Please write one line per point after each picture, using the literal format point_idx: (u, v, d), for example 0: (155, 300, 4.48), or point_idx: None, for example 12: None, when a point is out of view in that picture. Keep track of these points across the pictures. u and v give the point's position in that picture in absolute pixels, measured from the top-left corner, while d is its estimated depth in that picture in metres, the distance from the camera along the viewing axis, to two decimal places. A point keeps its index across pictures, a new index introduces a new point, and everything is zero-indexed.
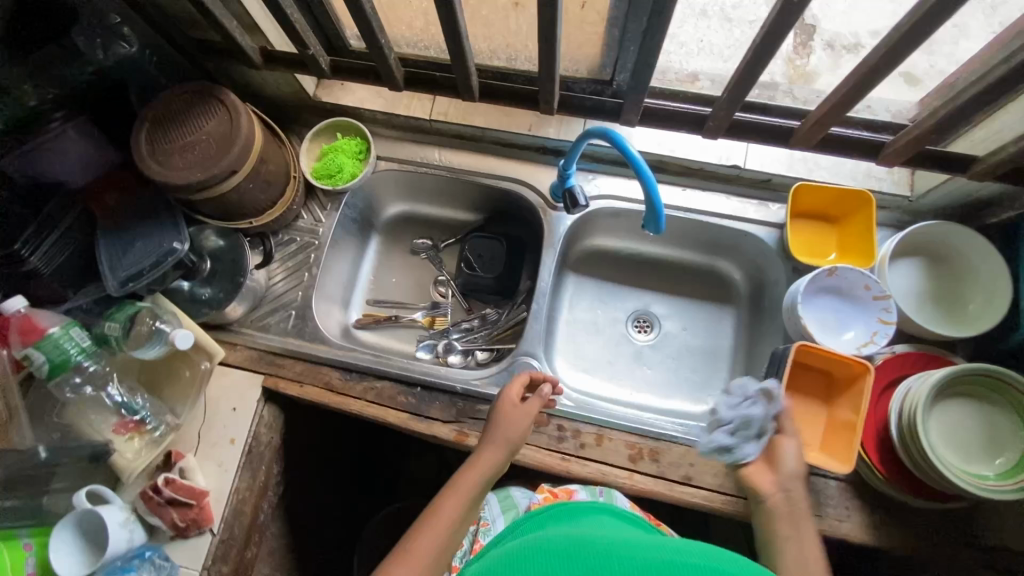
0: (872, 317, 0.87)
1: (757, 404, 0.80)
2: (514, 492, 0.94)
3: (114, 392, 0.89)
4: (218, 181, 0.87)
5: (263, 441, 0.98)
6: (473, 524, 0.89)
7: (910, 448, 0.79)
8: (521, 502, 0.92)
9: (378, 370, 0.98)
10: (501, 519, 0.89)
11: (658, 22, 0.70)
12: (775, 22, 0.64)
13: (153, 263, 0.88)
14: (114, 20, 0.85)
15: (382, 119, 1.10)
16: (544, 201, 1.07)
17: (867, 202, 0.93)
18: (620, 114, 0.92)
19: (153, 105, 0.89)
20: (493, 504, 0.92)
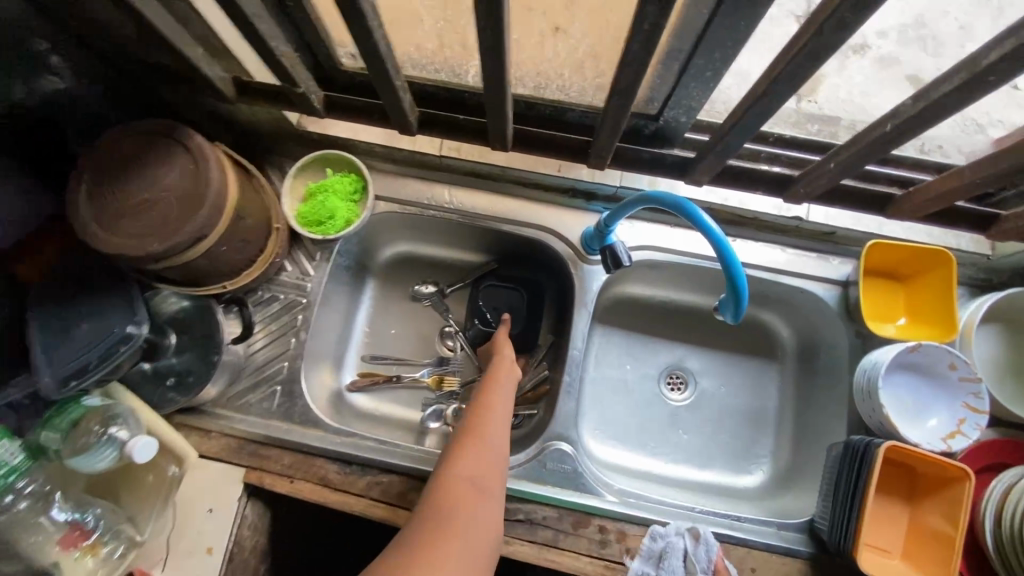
0: (956, 401, 0.77)
1: (699, 551, 0.76)
2: None
3: (58, 512, 0.71)
4: (182, 250, 0.69)
5: (247, 546, 0.83)
6: None
7: (1010, 559, 0.68)
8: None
9: (384, 462, 0.82)
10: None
11: (784, 81, 0.54)
12: (948, 94, 0.51)
13: (101, 356, 0.70)
14: (41, 47, 0.67)
15: (380, 152, 0.93)
16: (573, 252, 0.92)
17: (949, 264, 0.80)
18: (689, 172, 0.79)
19: (94, 150, 0.70)
20: None
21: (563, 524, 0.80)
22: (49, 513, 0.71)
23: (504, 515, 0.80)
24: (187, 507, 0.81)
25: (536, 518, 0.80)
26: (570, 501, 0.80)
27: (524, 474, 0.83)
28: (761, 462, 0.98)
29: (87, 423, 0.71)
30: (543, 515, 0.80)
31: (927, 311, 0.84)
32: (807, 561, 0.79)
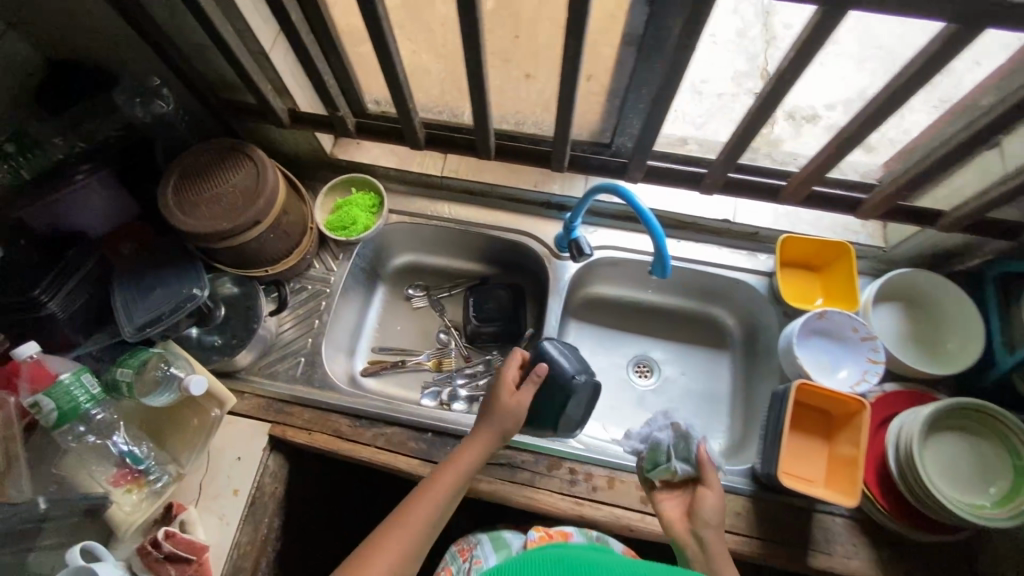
0: (861, 357, 0.94)
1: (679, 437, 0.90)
2: (506, 533, 0.93)
3: (120, 441, 0.87)
4: (241, 231, 0.90)
5: (267, 491, 0.97)
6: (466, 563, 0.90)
7: (907, 478, 0.83)
8: (513, 541, 0.91)
9: (388, 416, 0.98)
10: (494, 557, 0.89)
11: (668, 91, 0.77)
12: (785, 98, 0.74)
13: (172, 308, 0.89)
14: (154, 83, 0.92)
15: (394, 175, 1.16)
16: (548, 250, 1.13)
17: (847, 253, 1.01)
18: (625, 172, 0.96)
19: (182, 159, 0.93)
20: (485, 543, 0.91)
21: (539, 466, 0.94)
22: (109, 438, 0.87)
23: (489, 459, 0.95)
24: (221, 453, 0.96)
25: (515, 462, 0.94)
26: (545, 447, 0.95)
27: None
28: (716, 435, 1.12)
29: (150, 366, 0.88)
30: (521, 460, 0.95)
31: (838, 291, 1.03)
32: (749, 498, 0.92)
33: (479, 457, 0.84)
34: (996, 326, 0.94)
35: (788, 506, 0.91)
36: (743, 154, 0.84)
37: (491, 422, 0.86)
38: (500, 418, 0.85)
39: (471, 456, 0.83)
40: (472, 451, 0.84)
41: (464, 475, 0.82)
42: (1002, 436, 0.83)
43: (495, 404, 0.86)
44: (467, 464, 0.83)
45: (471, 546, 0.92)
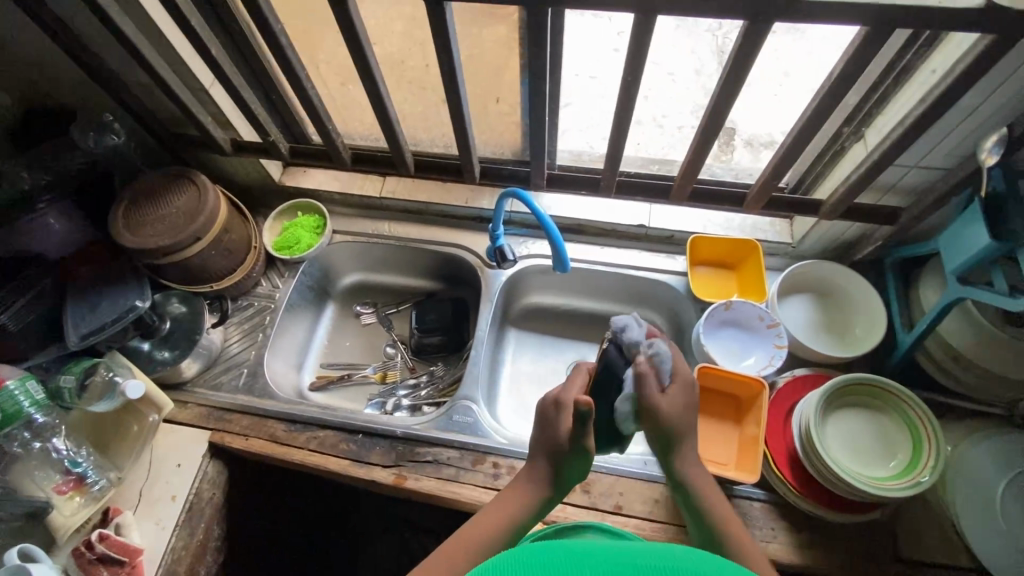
0: (769, 344, 0.98)
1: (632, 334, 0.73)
2: None
3: (61, 446, 0.92)
4: (184, 246, 0.99)
5: (205, 497, 0.99)
6: None
7: (813, 459, 0.84)
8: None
9: (322, 420, 1.03)
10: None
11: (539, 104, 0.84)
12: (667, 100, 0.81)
13: (114, 319, 0.97)
14: (106, 118, 1.02)
15: (339, 199, 1.26)
16: (480, 260, 1.20)
17: (753, 249, 1.07)
18: (531, 181, 1.03)
19: (132, 187, 1.03)
20: None
21: (464, 462, 0.98)
22: (50, 442, 0.91)
23: (416, 457, 0.99)
24: (161, 461, 1.00)
25: (441, 458, 0.98)
26: (470, 444, 0.99)
27: (436, 425, 1.02)
28: None
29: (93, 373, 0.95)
30: (447, 457, 0.98)
31: (750, 285, 1.08)
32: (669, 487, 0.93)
33: (528, 511, 0.69)
34: (895, 308, 0.98)
35: None
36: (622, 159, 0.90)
37: (550, 469, 0.70)
38: (552, 459, 0.69)
39: (519, 507, 0.69)
40: (521, 499, 0.69)
41: (503, 532, 0.66)
42: (897, 408, 0.85)
43: (554, 443, 0.69)
44: (516, 517, 0.68)
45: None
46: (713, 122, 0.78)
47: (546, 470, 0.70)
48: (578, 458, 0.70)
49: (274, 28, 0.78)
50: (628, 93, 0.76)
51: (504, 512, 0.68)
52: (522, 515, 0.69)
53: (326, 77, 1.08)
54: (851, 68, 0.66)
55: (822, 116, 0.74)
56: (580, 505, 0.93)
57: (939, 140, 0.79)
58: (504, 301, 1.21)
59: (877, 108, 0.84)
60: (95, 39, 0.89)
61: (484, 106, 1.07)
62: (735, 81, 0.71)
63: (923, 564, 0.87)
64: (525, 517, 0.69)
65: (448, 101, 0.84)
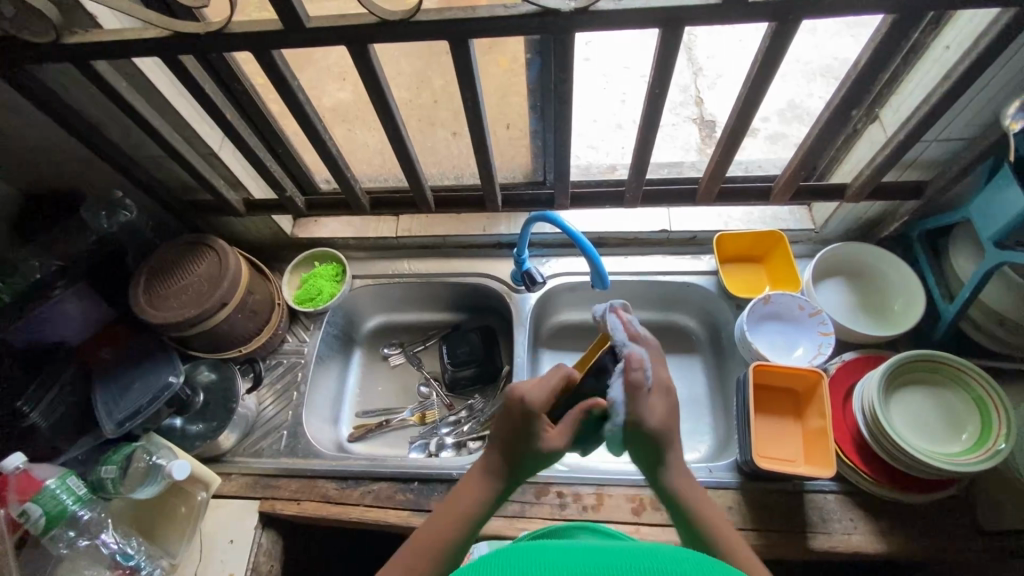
0: (814, 332, 0.98)
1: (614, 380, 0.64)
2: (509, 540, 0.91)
3: (109, 540, 0.88)
4: (210, 314, 0.96)
5: (264, 570, 0.95)
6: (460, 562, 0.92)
7: (881, 440, 0.84)
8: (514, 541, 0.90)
9: (374, 472, 0.99)
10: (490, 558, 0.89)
11: (562, 126, 0.83)
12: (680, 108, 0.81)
13: (150, 399, 0.94)
14: (117, 195, 1.01)
15: (354, 244, 1.24)
16: (506, 287, 1.19)
17: (779, 239, 1.08)
18: (552, 203, 1.04)
19: (149, 260, 1.00)
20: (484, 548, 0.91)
21: (527, 496, 0.94)
22: (97, 538, 0.87)
23: None
24: (212, 539, 0.95)
25: None
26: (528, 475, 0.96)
27: None
28: (704, 438, 1.10)
29: (135, 460, 0.91)
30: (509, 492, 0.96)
31: (782, 275, 1.08)
32: (739, 491, 0.92)
33: (484, 502, 0.65)
34: (932, 280, 0.98)
35: (777, 491, 0.91)
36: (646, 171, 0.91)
37: (501, 463, 0.66)
38: (502, 452, 0.66)
39: (474, 501, 0.64)
40: (475, 491, 0.65)
41: (473, 519, 0.63)
42: (958, 380, 0.85)
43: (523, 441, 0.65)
44: (475, 508, 0.64)
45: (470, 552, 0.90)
46: (741, 122, 0.79)
47: (497, 466, 0.66)
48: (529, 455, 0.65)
49: (291, 84, 0.77)
50: (656, 105, 0.76)
51: (462, 502, 0.64)
52: (484, 503, 0.64)
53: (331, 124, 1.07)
54: (878, 54, 0.67)
55: (850, 102, 0.75)
56: (654, 523, 0.90)
57: (962, 112, 0.79)
58: (535, 324, 1.20)
59: (891, 89, 0.85)
60: (103, 119, 0.87)
61: (495, 133, 1.06)
62: (763, 79, 0.71)
63: (1007, 533, 0.86)
64: (482, 510, 0.64)
65: (471, 134, 0.83)
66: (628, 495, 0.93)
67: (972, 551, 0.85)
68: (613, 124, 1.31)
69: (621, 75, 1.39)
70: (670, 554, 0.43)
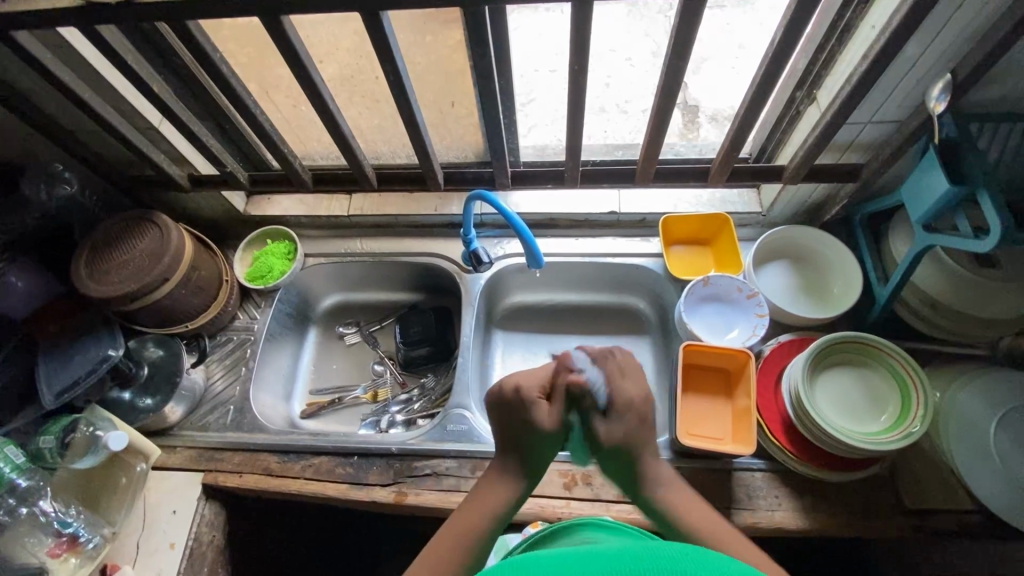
0: (750, 314, 0.99)
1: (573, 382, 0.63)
2: (510, 537, 0.97)
3: (48, 508, 0.89)
4: (150, 289, 0.97)
5: (205, 540, 0.97)
6: None
7: (804, 420, 0.85)
8: (511, 540, 0.96)
9: (315, 447, 1.01)
10: (493, 559, 0.95)
11: (491, 102, 0.83)
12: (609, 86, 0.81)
13: (88, 372, 0.95)
14: (58, 168, 1.00)
15: (308, 222, 1.25)
16: (457, 267, 1.19)
17: (725, 222, 1.08)
18: (496, 181, 1.04)
19: (92, 234, 1.00)
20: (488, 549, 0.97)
21: (464, 471, 0.97)
22: (36, 506, 0.89)
23: (414, 472, 0.98)
24: (156, 509, 0.97)
25: (440, 470, 0.97)
26: (466, 452, 0.98)
27: (430, 437, 1.01)
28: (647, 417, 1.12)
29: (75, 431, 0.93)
30: (446, 467, 0.98)
31: (727, 258, 1.09)
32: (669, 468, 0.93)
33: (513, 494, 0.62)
34: (869, 263, 0.99)
35: (705, 469, 0.93)
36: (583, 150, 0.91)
37: (520, 457, 0.63)
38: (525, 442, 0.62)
39: (498, 494, 0.62)
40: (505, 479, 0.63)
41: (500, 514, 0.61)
42: (884, 362, 0.86)
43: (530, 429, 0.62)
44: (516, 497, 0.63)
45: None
46: (668, 98, 0.79)
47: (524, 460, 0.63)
48: (543, 450, 0.63)
49: (212, 56, 0.77)
50: (579, 82, 0.76)
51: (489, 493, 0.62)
52: (509, 493, 0.62)
53: (277, 101, 1.07)
54: (791, 30, 0.67)
55: (771, 79, 0.75)
56: (584, 498, 0.92)
57: (887, 92, 0.79)
58: (486, 305, 1.20)
59: (825, 69, 0.85)
60: (36, 90, 0.86)
61: (440, 110, 1.06)
62: (681, 56, 0.71)
63: (925, 512, 0.88)
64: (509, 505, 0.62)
65: (398, 106, 0.83)
66: (561, 471, 0.95)
67: (890, 529, 0.87)
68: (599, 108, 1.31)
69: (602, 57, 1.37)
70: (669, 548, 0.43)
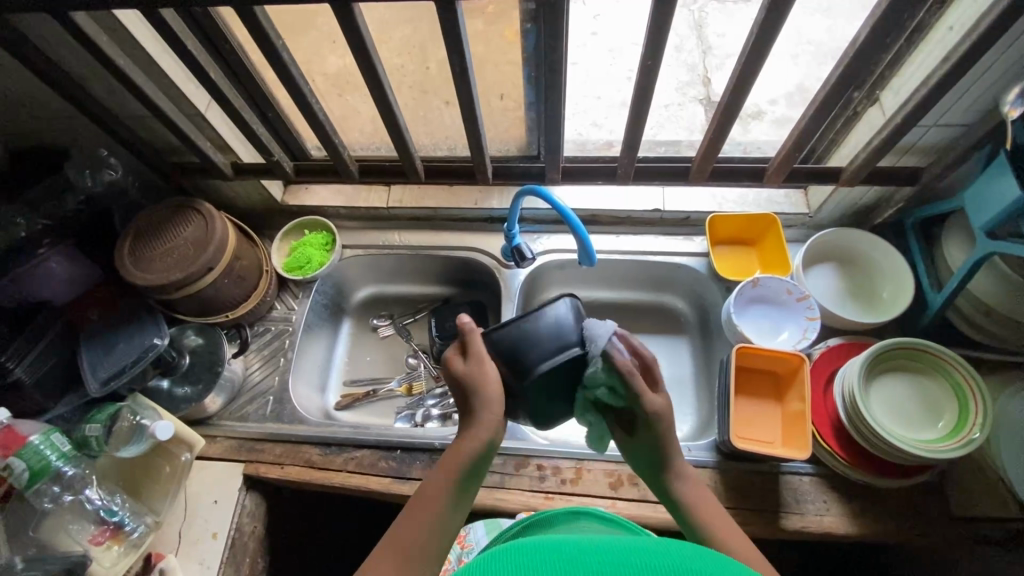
0: (800, 317, 0.98)
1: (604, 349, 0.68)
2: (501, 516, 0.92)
3: (94, 497, 0.89)
4: (195, 278, 0.96)
5: (246, 530, 0.97)
6: (456, 544, 0.91)
7: (858, 425, 0.84)
8: (506, 522, 0.90)
9: (356, 440, 1.01)
10: (486, 539, 0.89)
11: (554, 95, 0.81)
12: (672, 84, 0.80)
13: (134, 360, 0.94)
14: (103, 154, 1.00)
15: (345, 213, 1.24)
16: (497, 262, 1.18)
17: (773, 222, 1.06)
18: (545, 176, 1.03)
19: (137, 221, 0.99)
20: (478, 527, 0.91)
21: (507, 467, 0.96)
22: (81, 493, 0.89)
23: None
24: (197, 498, 0.97)
25: None
26: (511, 448, 0.97)
27: None
28: (686, 417, 1.11)
29: (120, 420, 0.93)
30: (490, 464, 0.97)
31: (773, 259, 1.08)
32: (715, 470, 0.93)
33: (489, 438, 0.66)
34: (922, 269, 0.97)
35: (752, 472, 0.92)
36: (639, 146, 0.89)
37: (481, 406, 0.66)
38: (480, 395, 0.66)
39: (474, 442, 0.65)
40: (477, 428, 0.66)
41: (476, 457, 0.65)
42: (940, 369, 0.85)
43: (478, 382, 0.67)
44: (478, 445, 0.65)
45: (466, 532, 0.91)
46: (736, 97, 0.77)
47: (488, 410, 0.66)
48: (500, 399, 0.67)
49: (275, 43, 0.76)
50: (648, 78, 0.75)
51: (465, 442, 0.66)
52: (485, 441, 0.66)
53: (322, 89, 1.06)
54: (878, 30, 0.65)
55: (847, 79, 0.73)
56: (629, 498, 0.92)
57: (960, 96, 0.78)
58: (524, 300, 1.19)
59: (892, 70, 0.83)
60: (85, 71, 0.85)
61: (488, 103, 1.05)
62: (759, 54, 0.70)
63: (977, 520, 0.87)
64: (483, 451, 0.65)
65: (459, 98, 0.82)
66: (606, 470, 0.94)
67: (940, 536, 0.87)
68: (617, 101, 1.29)
69: (626, 51, 1.37)
70: (686, 551, 0.42)
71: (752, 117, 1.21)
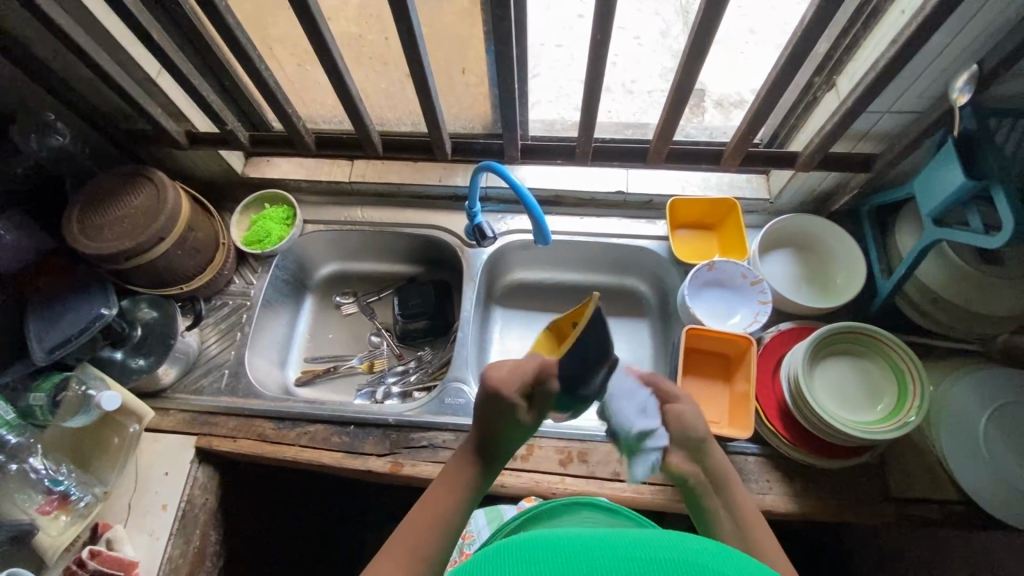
0: (753, 301, 0.99)
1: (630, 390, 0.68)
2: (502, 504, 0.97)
3: (39, 466, 0.88)
4: (146, 248, 0.94)
5: (197, 502, 0.97)
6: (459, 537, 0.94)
7: (801, 407, 0.85)
8: (506, 513, 0.95)
9: (310, 414, 1.01)
10: (487, 529, 0.94)
11: (506, 68, 0.80)
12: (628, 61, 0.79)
13: (80, 330, 0.92)
14: (48, 117, 0.95)
15: (306, 187, 1.22)
16: (460, 241, 1.18)
17: (732, 207, 1.07)
18: (505, 154, 1.02)
19: (87, 189, 0.97)
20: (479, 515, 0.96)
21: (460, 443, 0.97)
22: (26, 462, 0.88)
23: (410, 443, 0.98)
24: (148, 470, 0.97)
25: (437, 442, 0.97)
26: (464, 425, 0.99)
27: (428, 409, 1.02)
28: None
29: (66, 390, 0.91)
30: (442, 440, 0.98)
31: (731, 243, 1.08)
32: None
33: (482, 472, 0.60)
34: (874, 256, 0.99)
35: None
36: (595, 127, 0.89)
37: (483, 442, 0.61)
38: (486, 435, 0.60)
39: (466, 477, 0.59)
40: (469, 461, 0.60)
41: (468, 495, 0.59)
42: (883, 353, 0.87)
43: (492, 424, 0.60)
44: (463, 489, 0.59)
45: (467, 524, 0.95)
46: (688, 77, 0.77)
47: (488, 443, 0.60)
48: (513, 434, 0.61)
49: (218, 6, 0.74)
50: (600, 54, 0.74)
51: (455, 474, 0.60)
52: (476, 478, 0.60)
53: (279, 57, 1.02)
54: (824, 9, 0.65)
55: (798, 57, 0.73)
56: (578, 474, 0.93)
57: (913, 80, 0.78)
58: (487, 280, 1.19)
59: (848, 54, 0.83)
60: (24, 29, 0.82)
61: (451, 78, 1.03)
62: (710, 30, 0.69)
63: (913, 501, 0.89)
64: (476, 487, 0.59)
65: (410, 68, 0.80)
66: (557, 447, 0.96)
67: (877, 516, 0.89)
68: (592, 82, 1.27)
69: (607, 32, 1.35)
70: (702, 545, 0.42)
71: (736, 105, 1.20)
